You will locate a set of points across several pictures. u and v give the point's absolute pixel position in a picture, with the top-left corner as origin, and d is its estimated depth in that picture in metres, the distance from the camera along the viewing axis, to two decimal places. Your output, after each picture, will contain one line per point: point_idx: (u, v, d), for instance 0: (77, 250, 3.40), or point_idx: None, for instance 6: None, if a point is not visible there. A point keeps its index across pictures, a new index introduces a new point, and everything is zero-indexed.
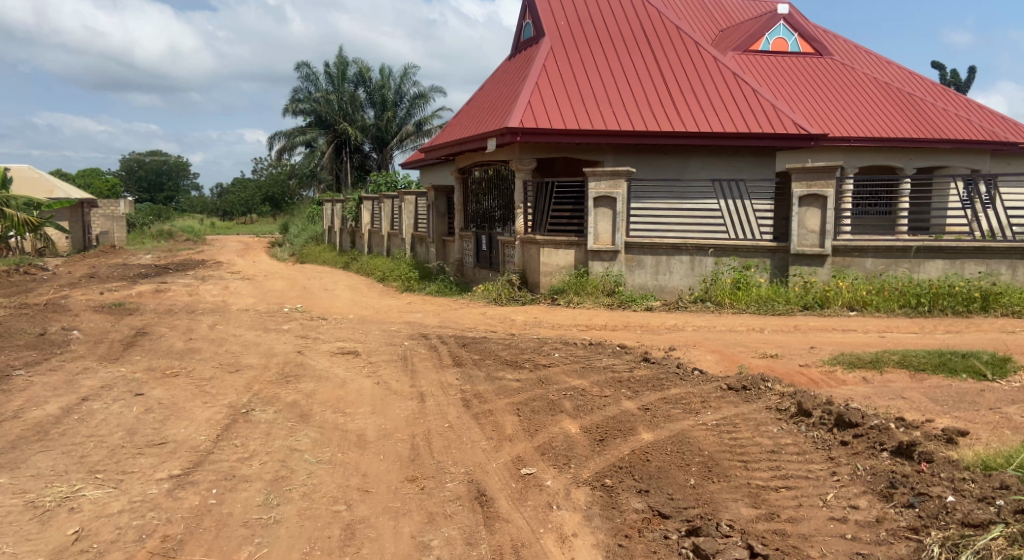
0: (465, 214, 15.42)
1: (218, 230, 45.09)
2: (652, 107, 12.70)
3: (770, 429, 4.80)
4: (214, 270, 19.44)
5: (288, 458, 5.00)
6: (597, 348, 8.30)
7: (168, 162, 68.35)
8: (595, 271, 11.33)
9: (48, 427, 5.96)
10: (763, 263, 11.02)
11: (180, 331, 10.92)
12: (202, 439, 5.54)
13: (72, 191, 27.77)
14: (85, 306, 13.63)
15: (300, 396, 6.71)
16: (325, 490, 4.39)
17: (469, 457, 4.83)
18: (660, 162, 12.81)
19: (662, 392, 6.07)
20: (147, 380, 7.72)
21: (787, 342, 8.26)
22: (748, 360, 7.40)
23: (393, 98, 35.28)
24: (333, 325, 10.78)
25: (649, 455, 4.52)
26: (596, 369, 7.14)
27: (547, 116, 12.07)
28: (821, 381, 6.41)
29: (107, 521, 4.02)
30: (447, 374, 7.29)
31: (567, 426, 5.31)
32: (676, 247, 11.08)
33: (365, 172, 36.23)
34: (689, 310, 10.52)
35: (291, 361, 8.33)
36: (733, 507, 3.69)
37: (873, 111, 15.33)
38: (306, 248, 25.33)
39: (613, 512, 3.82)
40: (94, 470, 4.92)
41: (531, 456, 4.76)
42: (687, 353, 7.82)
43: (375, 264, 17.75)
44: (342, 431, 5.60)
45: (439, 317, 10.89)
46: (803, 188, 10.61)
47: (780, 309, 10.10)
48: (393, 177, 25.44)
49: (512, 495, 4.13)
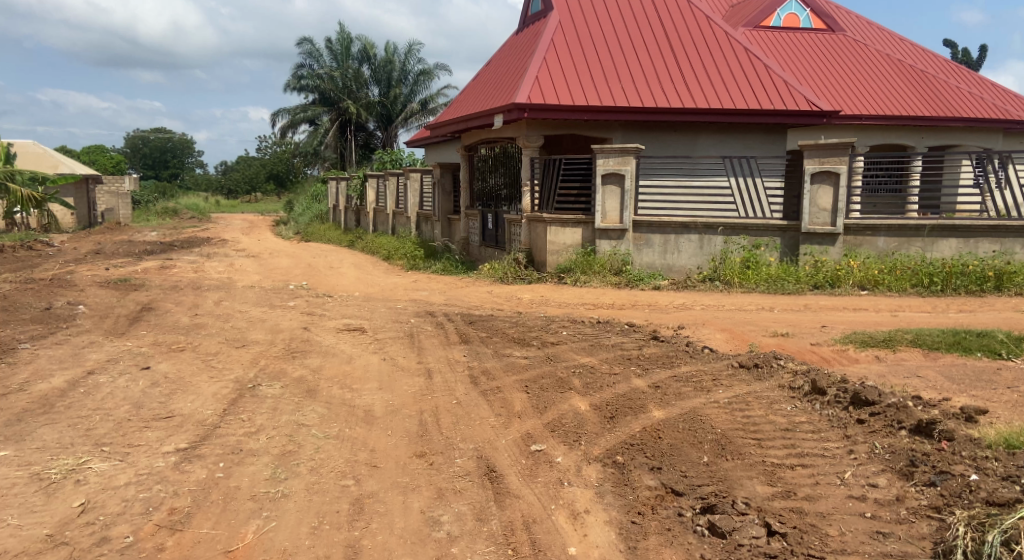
0: (471, 192, 15.30)
1: (223, 208, 44.98)
2: (662, 83, 12.50)
3: (783, 408, 4.73)
4: (220, 247, 19.40)
5: (295, 433, 4.95)
6: (606, 326, 8.24)
7: (172, 138, 68.09)
8: (602, 249, 11.24)
9: (54, 400, 5.93)
10: (773, 242, 10.85)
11: (185, 306, 10.90)
12: (208, 413, 5.50)
13: (77, 166, 27.68)
14: (91, 282, 13.60)
15: (307, 371, 6.67)
16: (334, 464, 4.35)
17: (478, 433, 4.78)
18: (669, 140, 12.66)
19: (672, 370, 6.03)
20: (153, 354, 7.69)
21: (798, 321, 8.19)
22: (758, 338, 7.35)
23: (398, 76, 34.88)
24: (339, 302, 10.74)
25: (661, 433, 4.46)
26: (605, 347, 7.10)
27: (555, 92, 11.91)
28: (833, 360, 6.38)
29: (114, 494, 3.98)
30: (455, 351, 7.24)
31: (577, 403, 5.26)
32: (685, 226, 10.98)
33: (370, 151, 36.05)
34: (698, 289, 10.42)
35: (297, 337, 8.29)
36: (749, 485, 3.63)
37: (887, 89, 15.08)
38: (311, 226, 25.26)
39: (625, 489, 3.76)
40: (100, 443, 4.88)
41: (541, 432, 4.71)
42: (697, 332, 7.74)
43: (381, 243, 17.69)
44: (349, 406, 5.56)
45: (445, 295, 10.82)
46: (815, 164, 10.45)
47: (790, 288, 10.00)
48: (397, 155, 25.26)
49: (522, 471, 4.08)
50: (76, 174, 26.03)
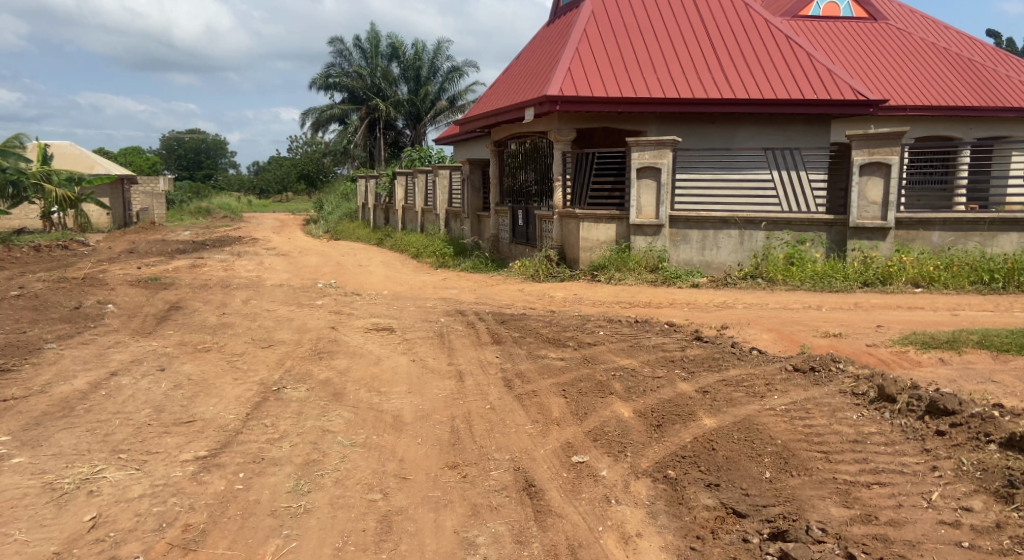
0: (501, 188, 14.97)
1: (255, 207, 45.27)
2: (699, 74, 12.04)
3: (848, 417, 4.35)
4: (251, 246, 19.34)
5: (320, 440, 4.67)
6: (644, 326, 7.84)
7: (206, 139, 68.82)
8: (637, 246, 10.84)
9: (74, 403, 5.73)
10: (819, 237, 10.37)
11: (214, 305, 10.75)
12: (230, 418, 5.24)
13: (113, 167, 27.95)
14: (122, 281, 13.54)
15: (334, 373, 6.40)
16: (361, 475, 4.05)
17: (514, 442, 4.44)
18: (707, 132, 12.19)
19: (720, 373, 5.64)
20: (178, 355, 7.49)
21: (850, 321, 7.72)
22: (809, 339, 6.92)
23: (427, 73, 34.71)
24: (367, 301, 10.51)
25: (714, 443, 4.09)
26: (645, 348, 6.72)
27: (588, 83, 11.54)
28: (893, 363, 5.96)
29: (127, 507, 3.72)
30: (487, 352, 6.92)
31: (619, 409, 4.90)
32: (724, 221, 10.54)
33: (398, 149, 35.90)
34: (740, 287, 9.96)
35: (324, 337, 8.03)
36: (822, 507, 3.26)
37: (935, 78, 14.43)
38: (341, 224, 25.17)
39: (681, 509, 3.41)
40: (118, 450, 4.65)
41: (581, 442, 4.36)
42: (741, 333, 7.31)
43: (409, 240, 17.45)
44: (377, 411, 5.27)
45: (475, 294, 10.51)
46: (864, 156, 9.93)
47: (838, 286, 9.50)
48: (426, 152, 25.04)
49: (564, 486, 3.74)
50: (112, 175, 26.27)
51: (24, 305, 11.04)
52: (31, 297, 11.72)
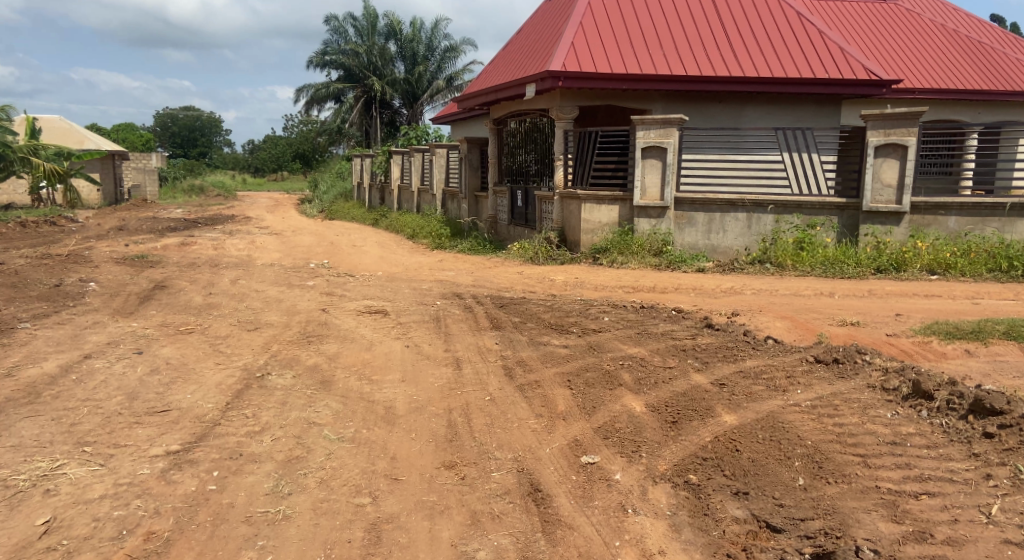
0: (500, 168, 14.52)
1: (249, 186, 44.69)
2: (707, 50, 11.57)
3: (880, 415, 3.98)
4: (243, 225, 18.88)
5: (305, 434, 4.28)
6: (650, 312, 7.45)
7: (200, 117, 67.84)
8: (640, 228, 10.43)
9: (41, 389, 5.35)
10: (830, 221, 9.97)
11: (200, 285, 10.32)
12: (209, 407, 4.85)
13: (103, 142, 27.37)
14: (108, 258, 13.08)
15: (323, 359, 6.01)
16: (347, 476, 3.65)
17: (515, 439, 4.06)
18: (715, 112, 11.75)
19: (736, 364, 5.27)
20: (159, 337, 7.09)
21: (868, 308, 7.35)
22: (826, 328, 6.54)
23: (424, 51, 34.01)
24: (360, 282, 10.08)
25: (738, 444, 3.71)
26: (653, 335, 6.32)
27: (592, 58, 11.07)
28: (918, 355, 5.58)
29: (84, 511, 3.33)
30: (486, 338, 6.52)
31: (630, 404, 4.51)
32: (732, 203, 10.13)
33: (395, 129, 35.28)
34: (747, 273, 9.56)
35: (314, 319, 7.63)
36: (868, 523, 2.91)
37: (947, 60, 13.98)
38: (335, 204, 24.69)
39: (706, 521, 3.05)
40: (83, 442, 4.26)
41: (590, 440, 3.98)
42: (754, 320, 6.94)
43: (404, 221, 16.98)
44: (368, 401, 4.88)
45: (473, 276, 10.11)
46: (879, 136, 9.50)
47: (850, 272, 9.13)
48: (422, 131, 24.52)
49: (574, 491, 3.37)
50: (102, 150, 25.68)
51: (3, 281, 10.63)
52: (10, 273, 11.29)
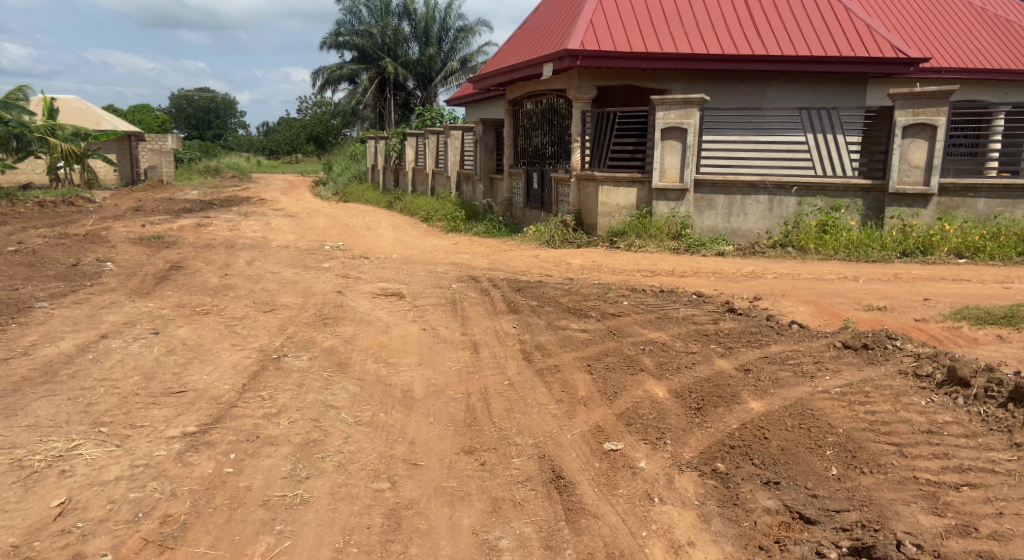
0: (516, 150, 14.36)
1: (264, 168, 44.76)
2: (729, 28, 11.33)
3: (914, 403, 3.91)
4: (258, 206, 18.87)
5: (322, 417, 4.22)
6: (670, 296, 7.32)
7: (216, 98, 67.93)
8: (659, 211, 10.28)
9: (58, 368, 5.33)
10: (854, 204, 9.77)
11: (216, 266, 10.30)
12: (225, 388, 4.80)
13: (120, 123, 27.44)
14: (124, 238, 13.11)
15: (339, 341, 5.95)
16: (366, 461, 3.59)
17: (535, 424, 3.98)
18: (736, 92, 11.52)
19: (761, 349, 5.16)
20: (175, 317, 7.06)
21: (894, 293, 7.19)
22: (852, 313, 6.39)
23: (438, 32, 33.78)
24: (376, 265, 10.02)
25: (766, 432, 3.64)
26: (674, 320, 6.21)
27: (611, 37, 10.87)
28: (947, 340, 5.45)
29: (100, 492, 3.29)
30: (503, 321, 6.43)
31: (652, 389, 4.42)
32: (753, 185, 9.95)
33: (409, 111, 35.08)
34: (769, 256, 9.41)
35: (330, 301, 7.58)
36: (908, 515, 2.82)
37: (976, 39, 13.62)
38: (350, 186, 24.62)
39: (737, 511, 3.00)
40: (99, 423, 4.22)
41: (613, 427, 3.88)
42: (776, 305, 6.80)
43: (419, 203, 16.88)
44: (385, 384, 4.81)
45: (489, 259, 10.00)
46: (908, 116, 9.28)
47: (875, 256, 8.96)
48: (437, 113, 24.36)
49: (597, 479, 3.29)
50: (118, 131, 25.72)
51: (20, 261, 10.65)
52: (28, 253, 11.32)
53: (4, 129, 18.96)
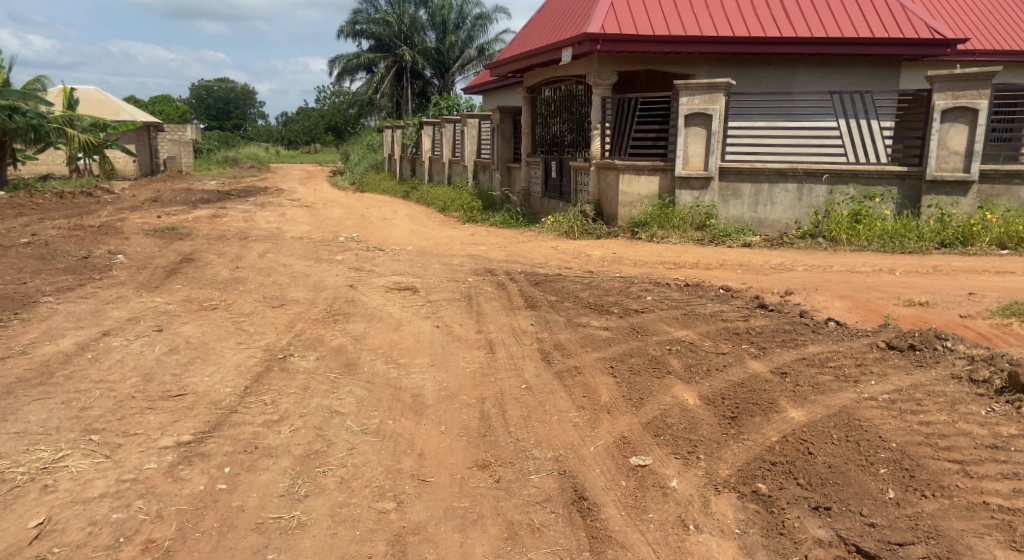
0: (533, 138, 13.97)
1: (282, 158, 44.65)
2: (755, 10, 10.86)
3: (972, 414, 3.55)
4: (274, 197, 18.66)
5: (326, 425, 3.93)
6: (696, 291, 6.95)
7: (235, 89, 67.96)
8: (682, 201, 9.89)
9: (54, 369, 5.09)
10: (889, 192, 9.32)
11: (228, 258, 10.06)
12: (226, 392, 4.53)
13: (139, 113, 27.35)
14: (138, 230, 12.91)
15: (348, 339, 5.66)
16: (370, 476, 3.30)
17: (554, 435, 3.66)
18: (763, 76, 11.07)
19: (797, 350, 4.80)
20: (181, 313, 6.81)
21: (935, 287, 6.77)
22: (891, 309, 6.00)
23: (455, 19, 33.46)
24: (390, 257, 9.74)
25: (810, 445, 3.30)
26: (701, 317, 5.85)
27: (632, 20, 10.45)
28: (997, 339, 5.07)
29: (82, 513, 3.03)
30: (520, 318, 6.11)
31: (681, 395, 4.07)
32: (781, 173, 9.53)
33: (426, 100, 34.74)
34: (798, 247, 8.99)
35: (341, 296, 7.30)
36: (982, 550, 2.54)
37: (1016, 19, 12.99)
38: (367, 176, 24.37)
39: (784, 543, 2.69)
40: (90, 430, 3.96)
41: (639, 438, 3.56)
42: (810, 299, 6.42)
43: (436, 193, 16.57)
44: (394, 388, 4.52)
45: (505, 251, 9.68)
46: (947, 100, 8.82)
47: (911, 247, 8.53)
48: (454, 102, 24.01)
49: (623, 501, 2.99)
50: (137, 121, 25.63)
51: (32, 253, 10.48)
52: (40, 245, 11.16)
53: (23, 121, 18.61)
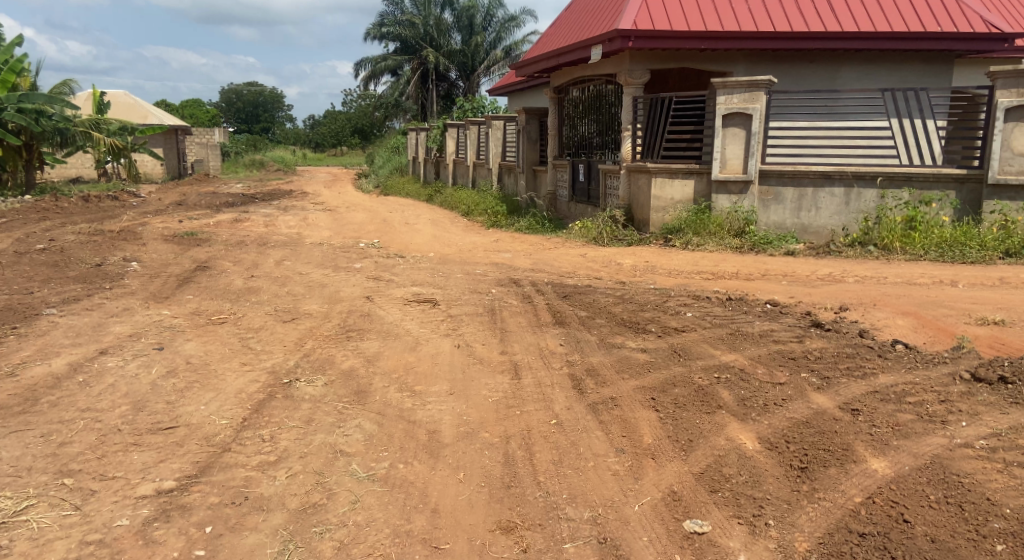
0: (560, 139, 13.41)
1: (308, 160, 44.56)
2: (798, 4, 10.20)
3: None
4: (298, 200, 18.34)
5: (328, 468, 3.43)
6: (741, 305, 6.33)
7: (264, 93, 68.33)
8: (719, 206, 9.28)
9: (40, 395, 4.65)
10: (948, 196, 8.59)
11: (243, 266, 9.65)
12: (222, 425, 4.06)
13: (166, 117, 27.34)
14: (158, 235, 12.59)
15: (359, 361, 5.16)
16: (374, 541, 2.83)
17: (590, 488, 3.15)
18: (805, 73, 10.41)
19: (867, 381, 4.17)
20: (187, 329, 6.37)
21: (1009, 303, 6.09)
22: (965, 330, 5.33)
23: (481, 21, 33.05)
24: (410, 265, 9.23)
25: (904, 510, 2.80)
26: (751, 337, 5.25)
27: (667, 16, 9.86)
28: None
29: None
30: (548, 337, 5.56)
31: (738, 437, 3.48)
32: (827, 176, 8.88)
33: (451, 101, 34.30)
34: (846, 256, 8.34)
35: (356, 310, 6.81)
36: None
37: None
38: (390, 179, 24.00)
39: None
40: (64, 472, 3.51)
41: (693, 495, 3.05)
42: (868, 316, 5.79)
43: (459, 197, 16.08)
44: (408, 422, 4.00)
45: (531, 259, 9.14)
46: (1011, 98, 8.11)
47: (972, 257, 7.84)
48: (479, 103, 23.51)
49: None
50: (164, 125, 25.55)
51: (46, 260, 10.18)
52: (56, 252, 10.87)
53: (49, 124, 18.50)
